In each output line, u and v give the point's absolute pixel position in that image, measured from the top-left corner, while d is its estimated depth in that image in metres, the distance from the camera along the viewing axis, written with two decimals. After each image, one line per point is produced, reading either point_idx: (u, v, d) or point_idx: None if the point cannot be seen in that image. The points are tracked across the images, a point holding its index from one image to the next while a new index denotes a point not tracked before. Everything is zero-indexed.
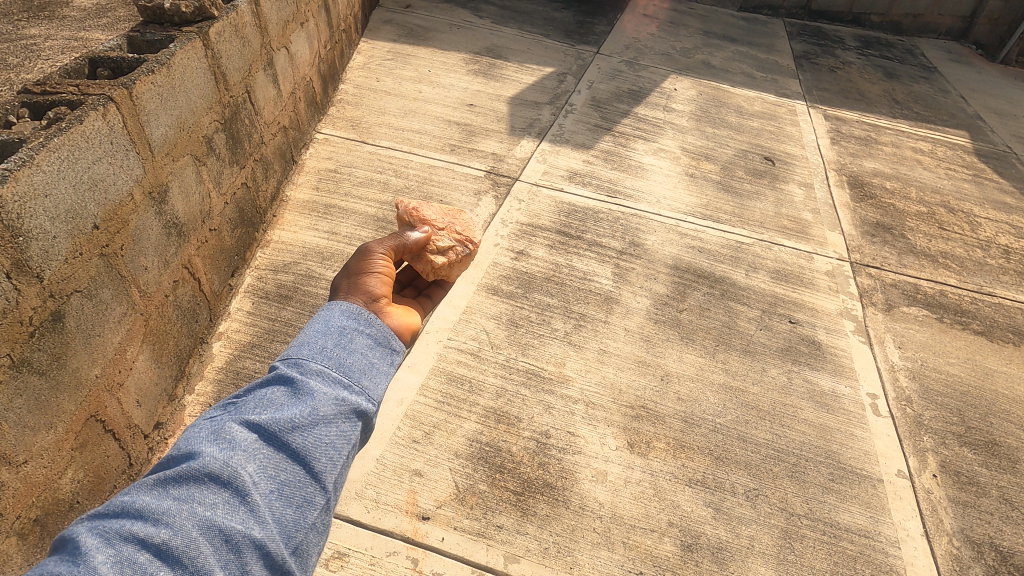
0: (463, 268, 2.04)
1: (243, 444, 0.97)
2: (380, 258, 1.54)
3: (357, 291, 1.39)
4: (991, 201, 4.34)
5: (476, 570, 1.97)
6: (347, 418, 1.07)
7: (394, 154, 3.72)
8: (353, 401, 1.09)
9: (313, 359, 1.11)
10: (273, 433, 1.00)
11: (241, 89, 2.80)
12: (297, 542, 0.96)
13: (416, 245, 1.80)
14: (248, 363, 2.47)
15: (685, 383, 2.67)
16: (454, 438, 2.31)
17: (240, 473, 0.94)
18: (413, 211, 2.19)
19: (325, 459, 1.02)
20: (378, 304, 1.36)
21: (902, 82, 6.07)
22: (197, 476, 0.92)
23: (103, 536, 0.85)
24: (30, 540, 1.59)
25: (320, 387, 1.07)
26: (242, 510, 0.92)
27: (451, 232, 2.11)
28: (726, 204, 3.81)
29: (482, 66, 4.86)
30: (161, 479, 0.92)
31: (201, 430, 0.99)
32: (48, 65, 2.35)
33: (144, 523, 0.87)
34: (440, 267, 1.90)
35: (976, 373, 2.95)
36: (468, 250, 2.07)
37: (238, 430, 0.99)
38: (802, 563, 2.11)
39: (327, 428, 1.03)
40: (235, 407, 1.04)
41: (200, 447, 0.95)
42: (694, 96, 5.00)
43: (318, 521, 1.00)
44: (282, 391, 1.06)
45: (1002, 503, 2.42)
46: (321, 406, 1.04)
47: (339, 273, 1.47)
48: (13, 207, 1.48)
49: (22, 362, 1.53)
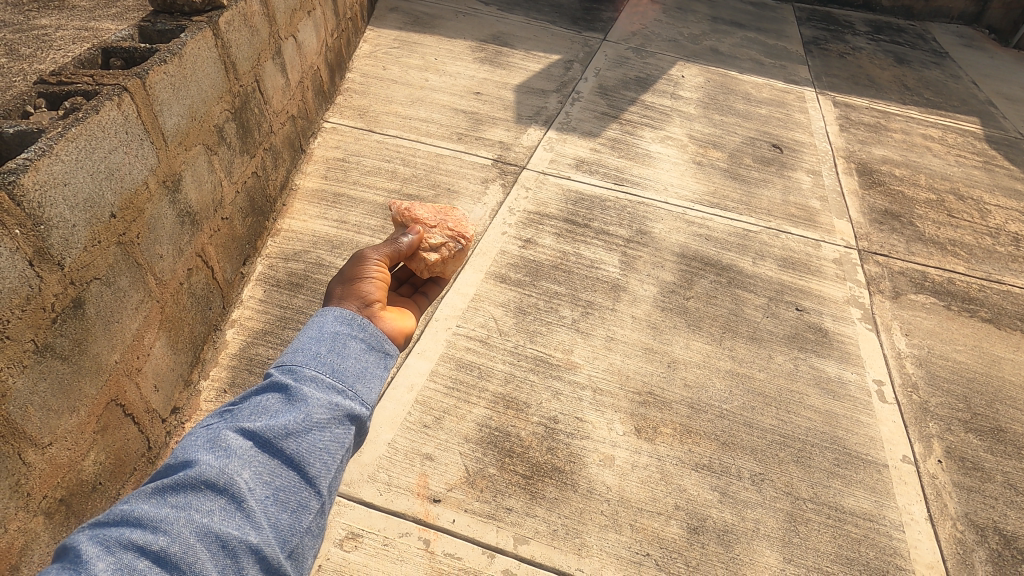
0: (458, 263, 2.06)
1: (238, 452, 1.00)
2: (374, 264, 1.58)
3: (351, 296, 1.42)
4: (1001, 188, 4.31)
5: (487, 552, 2.01)
6: (340, 422, 1.10)
7: (401, 143, 3.73)
8: (346, 406, 1.12)
9: (308, 366, 1.13)
10: (268, 440, 1.02)
11: (250, 78, 2.82)
12: (292, 546, 0.99)
13: (409, 248, 1.83)
14: (261, 350, 2.51)
15: (691, 369, 2.69)
16: (463, 423, 2.35)
17: (236, 480, 0.97)
18: (406, 210, 2.18)
19: (320, 464, 1.05)
20: (371, 309, 1.39)
21: (913, 68, 6.00)
22: (195, 483, 0.94)
23: (103, 544, 0.87)
24: (57, 519, 1.65)
25: (314, 392, 1.10)
26: (238, 515, 0.95)
27: (443, 228, 2.13)
28: (734, 191, 3.81)
29: (488, 54, 4.85)
30: (159, 487, 0.94)
31: (197, 438, 1.02)
32: (60, 55, 2.37)
33: (143, 531, 0.89)
34: (435, 263, 1.93)
35: (983, 360, 2.96)
36: (461, 245, 2.10)
37: (233, 437, 1.01)
38: (807, 546, 2.14)
39: (321, 433, 1.06)
40: (231, 415, 1.07)
41: (196, 455, 0.98)
42: (702, 83, 4.97)
43: (313, 525, 1.03)
44: (276, 398, 1.09)
45: (1007, 488, 2.43)
46: (315, 412, 1.07)
47: (334, 280, 1.49)
48: (34, 196, 1.51)
49: (45, 347, 1.57)
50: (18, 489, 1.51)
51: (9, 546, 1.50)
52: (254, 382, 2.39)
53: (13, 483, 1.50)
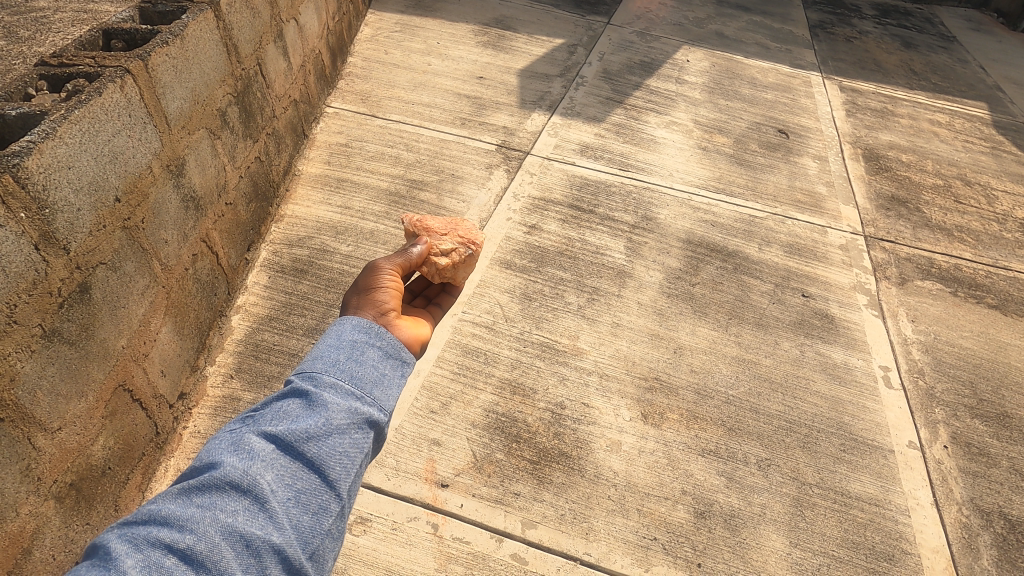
0: (469, 267, 2.03)
1: (261, 454, 0.99)
2: (387, 273, 1.56)
3: (367, 305, 1.41)
4: (1008, 174, 4.28)
5: (495, 536, 2.02)
6: (360, 428, 1.09)
7: (404, 128, 3.70)
8: (366, 411, 1.11)
9: (328, 373, 1.13)
10: (289, 443, 1.02)
11: (253, 62, 2.78)
12: (313, 548, 0.99)
13: (419, 257, 1.80)
14: (267, 335, 2.50)
15: (697, 355, 2.69)
16: (471, 409, 2.35)
17: (259, 482, 0.96)
18: (418, 222, 2.15)
19: (340, 468, 1.04)
20: (387, 318, 1.38)
21: (920, 52, 5.92)
22: (219, 484, 0.94)
23: (131, 542, 0.88)
24: (67, 503, 1.65)
25: (333, 398, 1.09)
26: (262, 516, 0.94)
27: (453, 235, 2.08)
28: (739, 177, 3.78)
29: (491, 38, 4.78)
30: (185, 488, 0.95)
31: (221, 441, 1.02)
32: (60, 37, 2.33)
33: (170, 529, 0.89)
34: (445, 267, 1.91)
35: (989, 346, 2.95)
36: (472, 250, 2.05)
37: (256, 440, 1.01)
38: (813, 530, 2.15)
39: (341, 437, 1.05)
40: (254, 419, 1.06)
41: (221, 457, 0.98)
42: (706, 67, 4.91)
43: (333, 527, 1.02)
44: (297, 403, 1.08)
45: (1013, 473, 2.44)
46: (334, 417, 1.07)
47: (349, 290, 1.48)
48: (38, 179, 1.50)
49: (52, 332, 1.57)
50: (28, 473, 1.51)
51: (21, 529, 1.50)
52: (261, 368, 2.39)
53: (24, 467, 1.50)
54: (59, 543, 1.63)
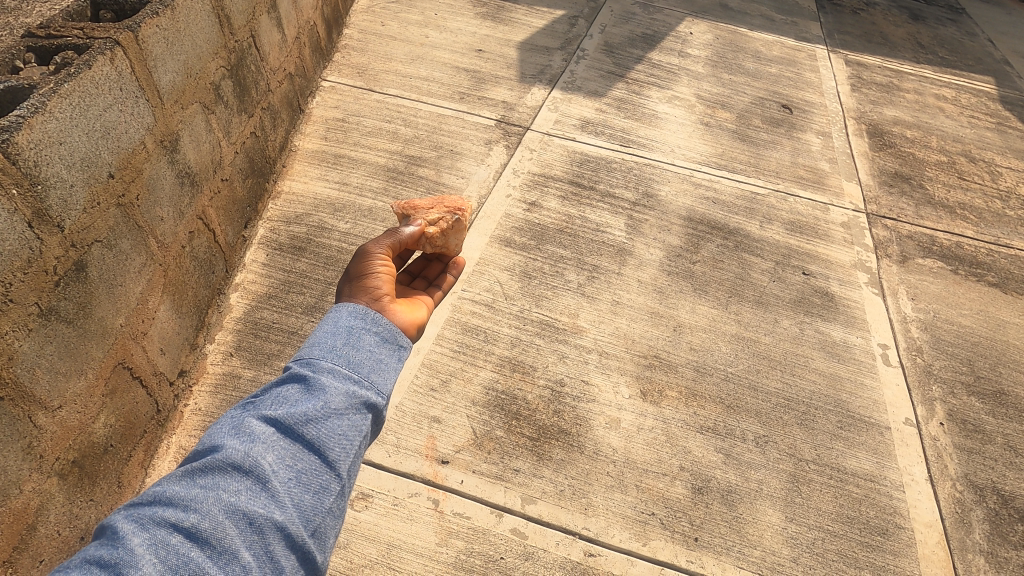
0: (460, 234, 2.00)
1: (261, 436, 1.00)
2: (380, 259, 1.53)
3: (361, 292, 1.39)
4: (1013, 150, 4.22)
5: (495, 511, 2.05)
6: (357, 410, 1.09)
7: (403, 102, 3.63)
8: (363, 395, 1.11)
9: (325, 358, 1.12)
10: (289, 426, 1.02)
11: (246, 34, 2.72)
12: (315, 526, 0.99)
13: (413, 235, 1.76)
14: (266, 313, 2.50)
15: (696, 334, 2.69)
16: (471, 386, 2.36)
17: (261, 463, 0.97)
18: (405, 203, 2.10)
19: (340, 449, 1.04)
20: (382, 303, 1.36)
21: (927, 25, 5.80)
22: (222, 466, 0.95)
23: (138, 522, 0.89)
24: (70, 480, 1.66)
25: (331, 382, 1.09)
26: (264, 495, 0.95)
27: (440, 208, 2.07)
28: (741, 153, 3.73)
29: (490, 9, 4.67)
30: (189, 470, 0.95)
31: (222, 426, 1.02)
32: (47, 7, 2.24)
33: (176, 509, 0.90)
34: (434, 235, 1.88)
35: (987, 324, 2.95)
36: (458, 216, 2.02)
37: (257, 424, 1.01)
38: (809, 505, 2.18)
39: (339, 420, 1.05)
40: (253, 405, 1.06)
41: (223, 440, 0.99)
42: (710, 40, 4.81)
43: (335, 506, 1.02)
44: (296, 388, 1.08)
45: (1006, 450, 2.46)
46: (332, 400, 1.06)
47: (341, 278, 1.46)
48: (29, 154, 1.47)
49: (49, 310, 1.56)
50: (29, 450, 1.51)
51: (24, 506, 1.51)
52: (261, 345, 2.38)
53: (25, 445, 1.50)
54: (63, 519, 1.64)
